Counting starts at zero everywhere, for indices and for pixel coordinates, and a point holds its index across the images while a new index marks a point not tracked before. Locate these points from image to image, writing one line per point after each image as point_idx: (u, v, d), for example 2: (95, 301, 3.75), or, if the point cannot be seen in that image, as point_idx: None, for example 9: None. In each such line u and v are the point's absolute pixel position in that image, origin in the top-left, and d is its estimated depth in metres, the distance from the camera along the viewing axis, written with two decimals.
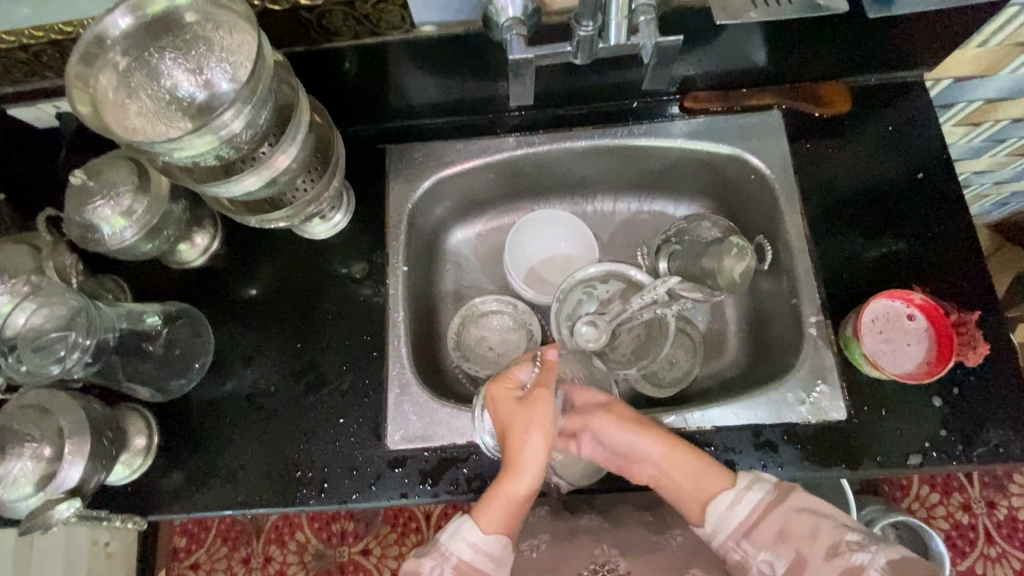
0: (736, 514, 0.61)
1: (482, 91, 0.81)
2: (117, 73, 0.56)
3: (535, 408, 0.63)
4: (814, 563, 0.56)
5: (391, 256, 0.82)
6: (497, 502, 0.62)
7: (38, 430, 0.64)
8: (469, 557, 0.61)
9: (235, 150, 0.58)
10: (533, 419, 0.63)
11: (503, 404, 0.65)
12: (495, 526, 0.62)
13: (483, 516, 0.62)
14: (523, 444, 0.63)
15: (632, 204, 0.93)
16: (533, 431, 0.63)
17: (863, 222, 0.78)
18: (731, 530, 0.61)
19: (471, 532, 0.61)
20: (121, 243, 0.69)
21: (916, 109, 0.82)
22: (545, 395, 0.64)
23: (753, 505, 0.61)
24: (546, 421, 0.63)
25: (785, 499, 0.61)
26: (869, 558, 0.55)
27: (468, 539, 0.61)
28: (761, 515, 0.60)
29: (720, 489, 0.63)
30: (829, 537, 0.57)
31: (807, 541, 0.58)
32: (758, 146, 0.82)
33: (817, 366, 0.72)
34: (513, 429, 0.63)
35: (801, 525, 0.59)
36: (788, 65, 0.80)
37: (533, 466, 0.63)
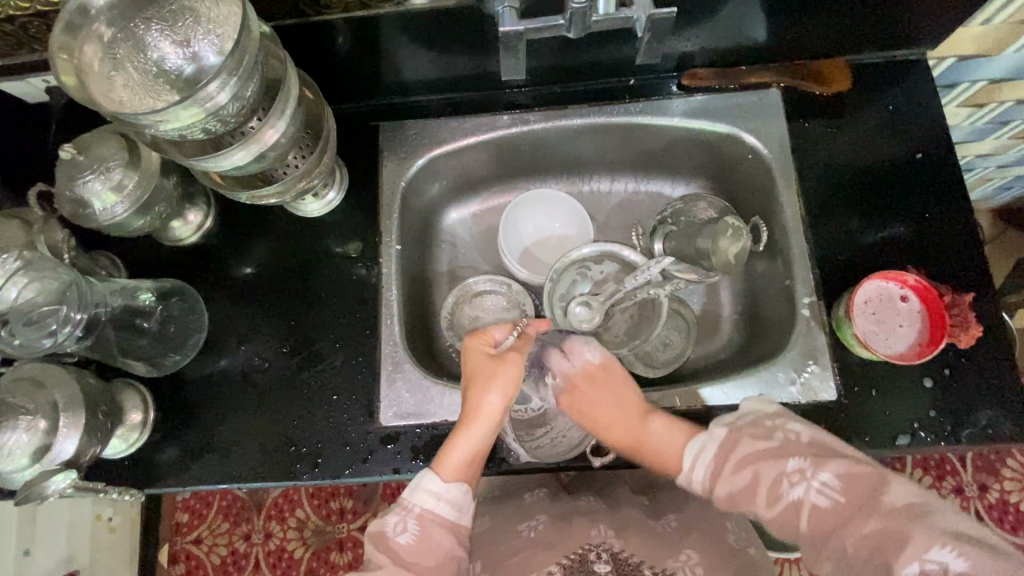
0: (695, 474, 0.61)
1: (476, 67, 0.80)
2: (103, 44, 0.56)
3: (503, 365, 0.68)
4: (765, 505, 0.56)
5: (385, 234, 0.81)
6: (458, 449, 0.63)
7: (33, 403, 0.64)
8: (430, 506, 0.60)
9: (223, 124, 0.58)
10: (499, 376, 0.67)
11: (475, 359, 0.69)
12: (454, 474, 0.62)
13: (443, 465, 0.63)
14: (486, 396, 0.66)
15: (628, 184, 0.92)
16: (498, 385, 0.67)
17: (860, 203, 0.78)
18: (698, 486, 0.62)
19: (430, 481, 0.61)
20: (113, 218, 0.69)
21: (918, 88, 0.81)
22: (514, 355, 0.68)
23: (706, 463, 0.61)
24: (511, 377, 0.67)
25: (728, 452, 0.60)
26: (808, 485, 0.54)
27: (428, 487, 0.61)
28: (715, 470, 0.60)
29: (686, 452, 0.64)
30: (770, 476, 0.56)
31: (749, 494, 0.57)
32: (756, 125, 0.80)
33: (809, 347, 0.72)
34: (480, 382, 0.67)
35: (743, 473, 0.57)
36: (788, 41, 0.78)
37: (495, 419, 0.66)
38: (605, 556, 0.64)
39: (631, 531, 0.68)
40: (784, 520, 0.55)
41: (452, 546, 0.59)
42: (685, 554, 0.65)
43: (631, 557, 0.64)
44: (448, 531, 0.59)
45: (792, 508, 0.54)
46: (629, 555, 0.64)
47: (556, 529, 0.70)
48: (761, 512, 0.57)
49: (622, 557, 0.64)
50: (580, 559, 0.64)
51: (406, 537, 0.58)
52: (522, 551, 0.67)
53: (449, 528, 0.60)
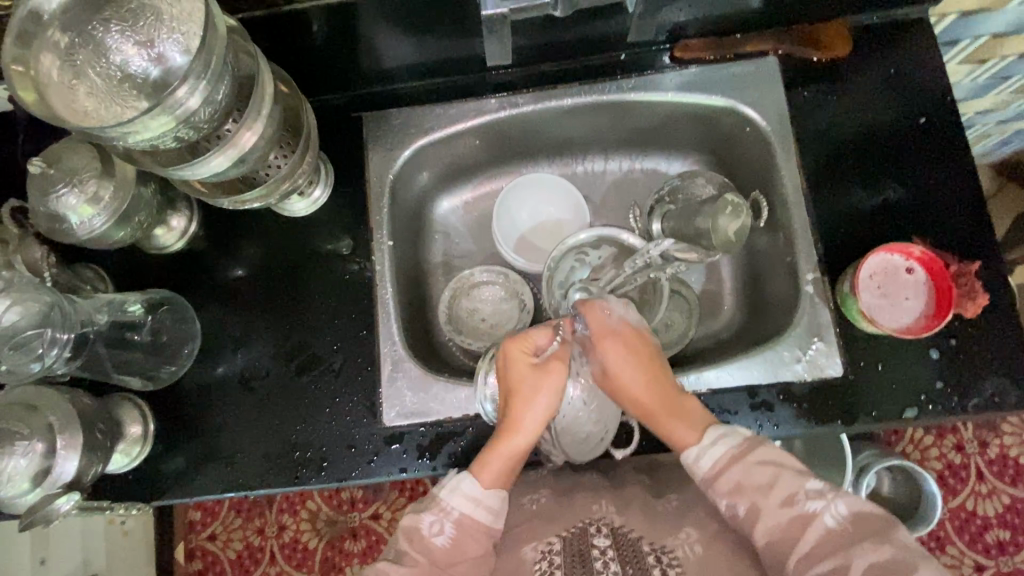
0: (702, 463, 0.61)
1: (459, 49, 0.76)
2: (60, 49, 0.52)
3: (547, 375, 0.67)
4: (769, 510, 0.56)
5: (376, 229, 0.79)
6: (498, 458, 0.65)
7: (27, 427, 0.63)
8: (469, 510, 0.62)
9: (196, 129, 0.55)
10: (543, 385, 0.67)
11: (517, 367, 0.67)
12: (494, 480, 0.64)
13: (482, 470, 0.64)
14: (528, 406, 0.66)
15: (624, 162, 0.90)
16: (541, 394, 0.66)
17: (861, 171, 0.75)
18: (700, 475, 0.62)
19: (470, 486, 0.63)
20: (91, 231, 0.67)
21: (918, 48, 0.77)
22: (559, 366, 0.67)
23: (719, 454, 0.61)
24: (553, 391, 0.67)
25: (750, 453, 0.60)
26: (824, 506, 0.55)
27: (467, 493, 0.63)
28: (725, 466, 0.60)
29: (691, 439, 0.64)
30: (787, 487, 0.57)
31: (764, 490, 0.57)
32: (754, 96, 0.77)
33: (813, 323, 0.71)
34: (522, 392, 0.67)
35: (762, 477, 0.58)
36: (782, 7, 0.75)
37: (536, 427, 0.66)
38: (605, 530, 0.64)
39: (630, 507, 0.68)
40: (767, 533, 0.56)
41: (484, 547, 0.61)
42: (685, 532, 0.63)
43: (630, 533, 0.63)
44: (478, 536, 0.62)
45: (800, 520, 0.55)
46: (629, 530, 0.64)
47: (557, 505, 0.70)
48: (759, 515, 0.57)
49: (621, 532, 0.63)
50: (578, 532, 0.64)
51: (443, 539, 0.61)
52: (527, 523, 0.68)
53: (483, 531, 0.62)
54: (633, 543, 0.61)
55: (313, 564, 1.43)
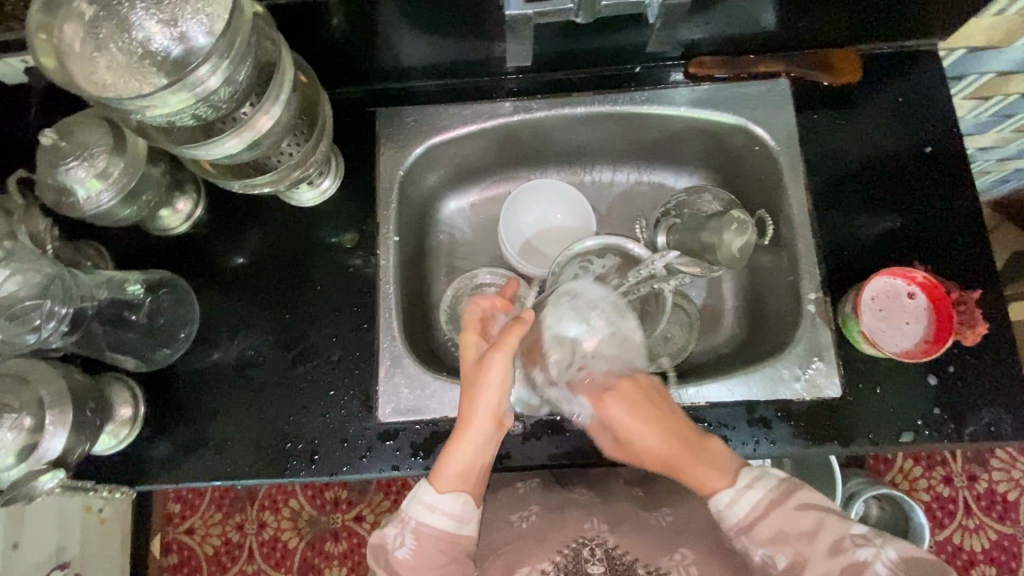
0: (737, 509, 0.58)
1: (476, 52, 0.77)
2: (83, 21, 0.52)
3: (485, 368, 0.62)
4: (816, 560, 0.54)
5: (382, 225, 0.79)
6: (452, 461, 0.62)
7: (16, 400, 0.61)
8: (426, 518, 0.60)
9: (214, 109, 0.55)
10: (484, 381, 0.62)
11: (463, 363, 0.65)
12: (450, 485, 0.61)
13: (437, 476, 0.62)
14: (473, 404, 0.63)
15: (631, 174, 0.90)
16: (484, 388, 0.62)
17: (867, 196, 0.76)
18: (732, 522, 0.58)
19: (425, 493, 0.61)
20: (97, 207, 0.66)
21: (926, 80, 0.79)
22: (496, 358, 0.62)
23: (756, 501, 0.58)
24: (497, 385, 0.62)
25: (787, 498, 0.58)
26: (873, 553, 0.54)
27: (423, 501, 0.61)
28: (763, 512, 0.57)
29: (719, 484, 0.60)
30: (833, 533, 0.55)
31: (809, 538, 0.55)
32: (765, 115, 0.79)
33: (814, 343, 0.71)
34: (465, 390, 0.63)
35: (806, 523, 0.56)
36: (797, 31, 0.77)
37: (488, 425, 0.63)
38: (599, 553, 0.63)
39: (623, 523, 0.67)
40: None
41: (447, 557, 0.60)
42: (680, 553, 0.63)
43: (624, 554, 0.63)
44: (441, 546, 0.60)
45: (851, 570, 0.53)
46: (623, 552, 0.63)
47: (550, 520, 0.69)
48: (808, 564, 0.55)
49: (615, 554, 0.63)
50: (573, 554, 0.63)
51: (404, 551, 0.60)
52: (518, 541, 0.67)
53: (447, 540, 0.60)
54: (627, 567, 0.61)
55: (292, 564, 1.41)
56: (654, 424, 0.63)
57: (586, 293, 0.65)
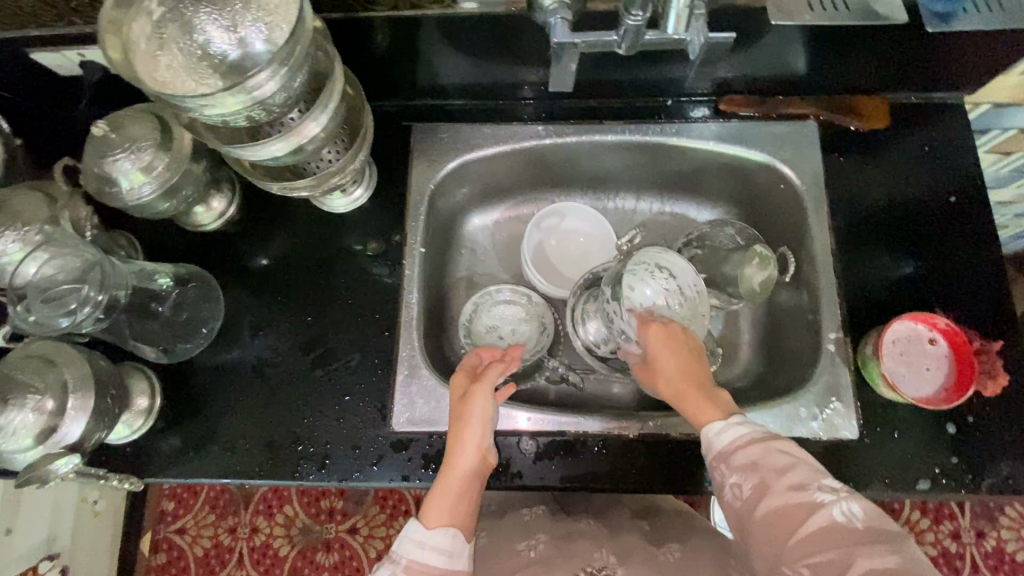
0: (720, 439, 0.54)
1: (515, 75, 0.79)
2: (150, 22, 0.55)
3: (471, 400, 0.65)
4: (775, 493, 0.49)
5: (409, 236, 0.80)
6: (439, 494, 0.60)
7: (42, 381, 0.62)
8: (417, 556, 0.57)
9: (266, 113, 0.57)
10: (468, 413, 0.65)
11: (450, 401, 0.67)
12: (439, 520, 0.59)
13: (426, 512, 0.60)
14: (460, 435, 0.64)
15: (654, 204, 0.92)
16: (469, 422, 0.64)
17: (889, 242, 0.77)
18: (714, 450, 0.54)
19: (415, 530, 0.58)
20: (138, 199, 0.68)
21: (951, 132, 0.80)
22: (480, 391, 0.65)
23: (741, 432, 0.53)
24: (480, 418, 0.64)
25: (773, 438, 0.52)
26: (834, 500, 0.47)
27: (413, 538, 0.58)
28: (747, 444, 0.52)
29: (712, 417, 0.57)
30: (802, 474, 0.49)
31: (776, 472, 0.50)
32: (792, 156, 0.80)
33: (833, 383, 0.71)
34: (451, 425, 0.65)
35: (780, 460, 0.50)
36: (828, 76, 0.79)
37: (473, 458, 0.63)
38: None
39: (632, 556, 0.67)
40: (765, 521, 0.48)
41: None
42: None
43: None
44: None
45: (804, 510, 0.47)
46: None
47: (558, 547, 0.68)
48: (766, 494, 0.49)
49: None
50: None
51: None
52: (526, 568, 0.66)
53: None
54: None
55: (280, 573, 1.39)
56: (680, 360, 0.62)
57: (679, 277, 0.70)
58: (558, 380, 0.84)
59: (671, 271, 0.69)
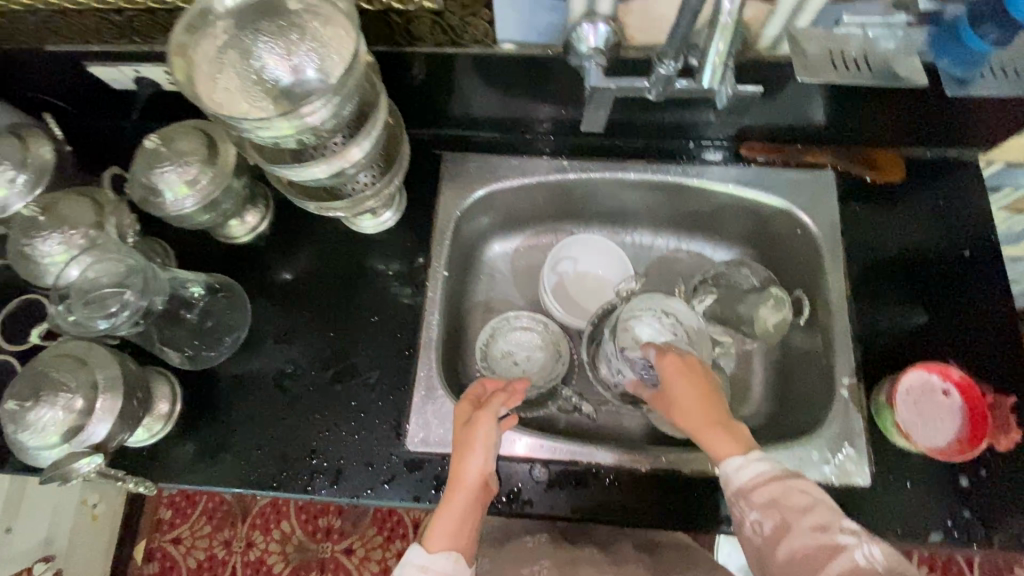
0: (739, 475, 0.55)
1: (545, 112, 0.83)
2: (215, 48, 0.58)
3: (475, 427, 0.65)
4: (797, 532, 0.50)
5: (434, 259, 0.82)
6: (442, 519, 0.61)
7: (74, 380, 0.63)
8: None
9: (314, 137, 0.60)
10: (472, 440, 0.65)
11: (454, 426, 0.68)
12: (441, 545, 0.59)
13: (428, 536, 0.60)
14: (463, 461, 0.64)
15: (671, 241, 0.94)
16: (473, 448, 0.64)
17: (903, 292, 0.79)
18: (733, 487, 0.55)
19: (416, 555, 0.59)
20: (180, 211, 0.70)
21: (966, 188, 0.83)
22: (485, 417, 0.65)
23: (760, 470, 0.55)
24: (483, 449, 0.64)
25: (792, 477, 0.54)
26: (856, 542, 0.48)
27: (415, 564, 0.58)
28: (765, 483, 0.54)
29: (730, 451, 0.57)
30: (824, 515, 0.50)
31: (797, 512, 0.51)
32: (810, 203, 0.82)
33: (846, 428, 0.72)
34: (455, 450, 0.65)
35: (802, 500, 0.52)
36: (846, 129, 0.82)
37: (475, 483, 0.63)
38: None
39: None
40: (789, 560, 0.50)
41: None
42: None
43: None
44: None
45: (827, 552, 0.48)
46: None
47: None
48: (788, 533, 0.50)
49: None
50: None
51: None
52: None
53: None
54: None
55: None
56: (696, 392, 0.62)
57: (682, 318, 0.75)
58: (570, 410, 0.85)
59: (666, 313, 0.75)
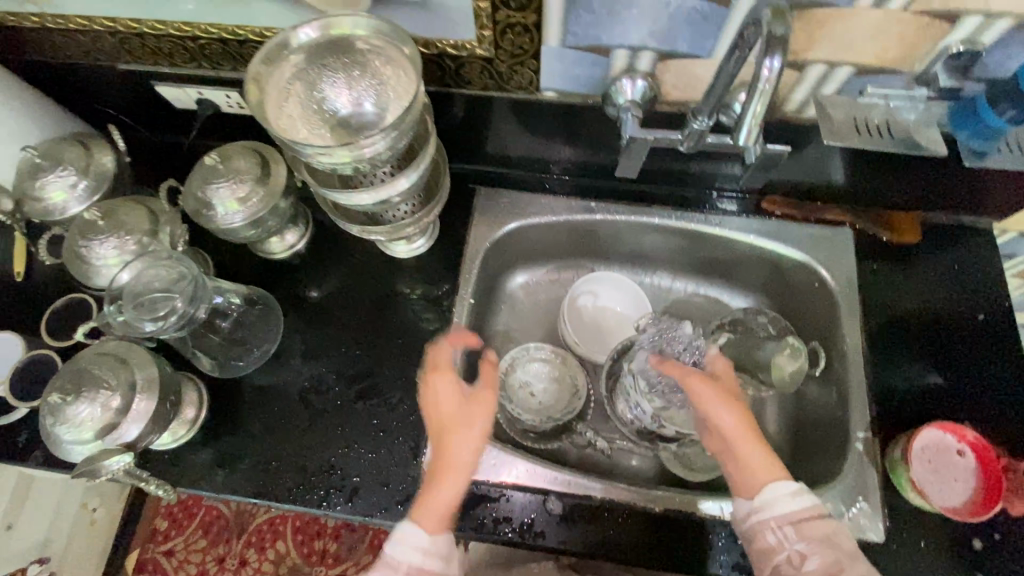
0: (792, 504, 0.55)
1: (577, 155, 0.87)
2: (283, 80, 0.63)
3: (477, 402, 0.60)
4: None
5: (462, 287, 0.85)
6: (436, 497, 0.56)
7: (114, 379, 0.66)
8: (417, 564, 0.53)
9: (367, 167, 0.64)
10: (473, 415, 0.59)
11: (445, 400, 0.61)
12: (437, 524, 0.55)
13: (420, 515, 0.56)
14: (457, 437, 0.58)
15: (689, 285, 0.97)
16: (474, 423, 0.59)
17: (918, 351, 0.80)
18: (777, 515, 0.55)
19: (411, 536, 0.54)
20: (228, 224, 0.74)
21: (981, 253, 0.85)
22: (488, 393, 0.61)
23: (809, 503, 0.55)
24: (448, 397, 0.61)
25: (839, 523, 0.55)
26: None
27: (409, 546, 0.54)
28: (815, 518, 0.54)
29: (775, 477, 0.57)
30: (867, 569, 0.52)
31: (849, 556, 0.52)
32: (829, 258, 0.85)
33: (859, 481, 0.72)
34: (450, 423, 0.59)
35: (847, 543, 0.53)
36: (865, 190, 0.85)
37: (472, 461, 0.58)
38: None
39: None
40: None
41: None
42: None
43: None
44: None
45: None
46: None
47: None
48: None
49: None
50: None
51: None
52: None
53: None
54: None
55: None
56: (740, 406, 0.61)
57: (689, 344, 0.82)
58: (584, 444, 0.86)
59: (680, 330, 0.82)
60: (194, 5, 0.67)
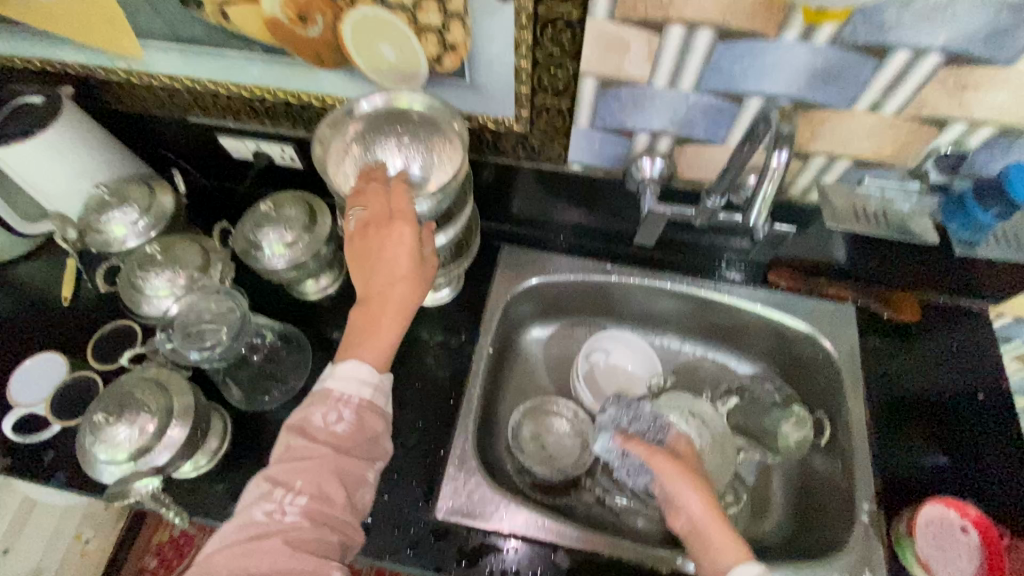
0: None
1: (595, 221, 0.94)
2: (343, 142, 0.71)
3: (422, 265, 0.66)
4: None
5: (482, 337, 0.90)
6: (386, 339, 0.64)
7: (153, 403, 0.69)
8: (361, 394, 0.61)
9: None
10: (418, 274, 0.66)
11: (391, 247, 0.64)
12: (380, 359, 0.64)
13: (365, 350, 0.63)
14: (403, 293, 0.65)
15: (698, 349, 1.01)
16: (418, 283, 0.66)
17: (921, 427, 0.83)
18: None
19: (360, 369, 0.62)
20: (270, 267, 0.80)
21: (980, 334, 0.89)
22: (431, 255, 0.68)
23: None
24: (405, 254, 0.64)
25: None
26: None
27: (358, 379, 0.62)
28: None
29: (738, 558, 0.60)
30: None
31: None
32: (832, 331, 0.89)
33: (865, 554, 0.73)
34: (397, 271, 0.64)
35: None
36: (866, 269, 0.91)
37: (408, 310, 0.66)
38: None
39: None
40: None
41: (382, 428, 0.62)
42: None
43: None
44: (380, 417, 0.63)
45: None
46: None
47: None
48: None
49: None
50: None
51: (342, 426, 0.59)
52: None
53: (377, 430, 0.62)
54: None
55: None
56: (699, 488, 0.66)
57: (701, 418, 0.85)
58: (592, 500, 0.88)
59: (639, 410, 0.81)
60: (266, 73, 0.77)
